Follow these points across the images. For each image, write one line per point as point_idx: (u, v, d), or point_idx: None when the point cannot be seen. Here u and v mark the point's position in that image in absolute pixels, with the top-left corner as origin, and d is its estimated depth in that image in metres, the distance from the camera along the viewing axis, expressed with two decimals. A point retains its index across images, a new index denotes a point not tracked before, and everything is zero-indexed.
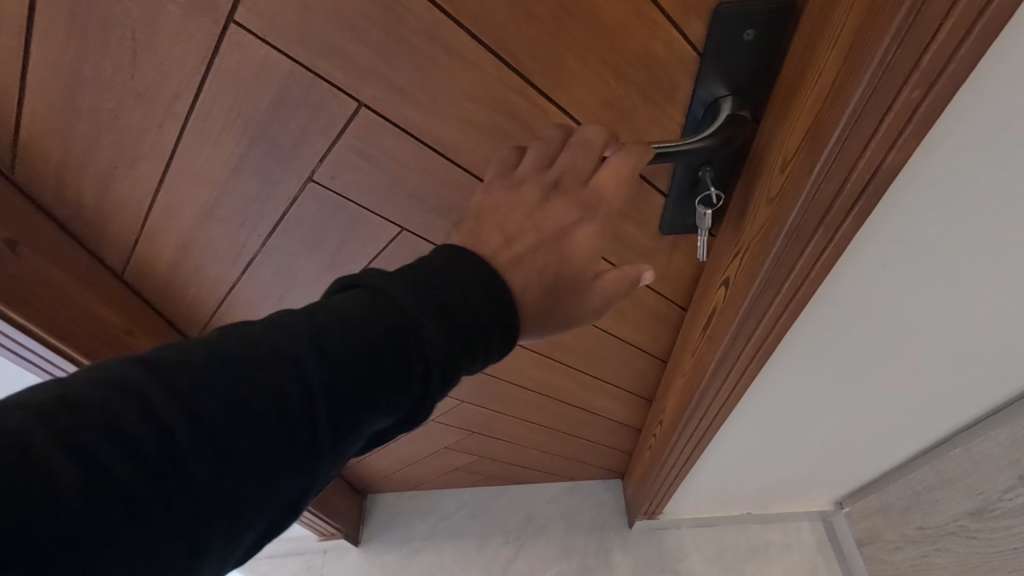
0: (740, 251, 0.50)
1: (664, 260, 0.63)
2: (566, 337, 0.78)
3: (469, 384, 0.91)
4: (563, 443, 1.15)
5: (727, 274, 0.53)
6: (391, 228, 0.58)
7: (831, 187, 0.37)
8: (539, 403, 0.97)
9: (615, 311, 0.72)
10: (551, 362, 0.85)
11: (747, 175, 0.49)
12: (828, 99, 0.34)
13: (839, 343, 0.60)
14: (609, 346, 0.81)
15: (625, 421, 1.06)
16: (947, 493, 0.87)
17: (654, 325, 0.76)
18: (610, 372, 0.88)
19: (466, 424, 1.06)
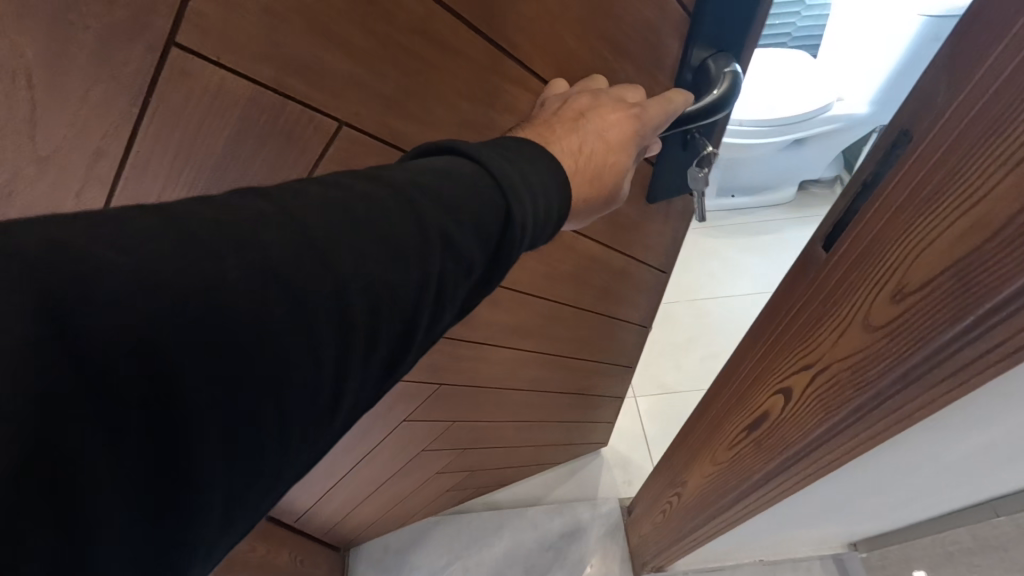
0: (810, 364, 0.39)
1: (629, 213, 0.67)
2: (545, 324, 0.80)
3: (461, 403, 0.90)
4: (550, 429, 1.17)
5: (796, 394, 0.41)
6: None
7: (988, 341, 0.26)
8: (527, 399, 1.00)
9: (589, 280, 0.76)
10: (533, 353, 0.86)
11: (818, 278, 0.38)
12: (999, 233, 0.24)
13: (905, 455, 0.49)
14: (585, 317, 0.85)
15: (603, 391, 1.14)
16: (987, 558, 0.79)
17: (619, 281, 0.81)
18: (586, 340, 0.92)
19: (458, 443, 1.04)
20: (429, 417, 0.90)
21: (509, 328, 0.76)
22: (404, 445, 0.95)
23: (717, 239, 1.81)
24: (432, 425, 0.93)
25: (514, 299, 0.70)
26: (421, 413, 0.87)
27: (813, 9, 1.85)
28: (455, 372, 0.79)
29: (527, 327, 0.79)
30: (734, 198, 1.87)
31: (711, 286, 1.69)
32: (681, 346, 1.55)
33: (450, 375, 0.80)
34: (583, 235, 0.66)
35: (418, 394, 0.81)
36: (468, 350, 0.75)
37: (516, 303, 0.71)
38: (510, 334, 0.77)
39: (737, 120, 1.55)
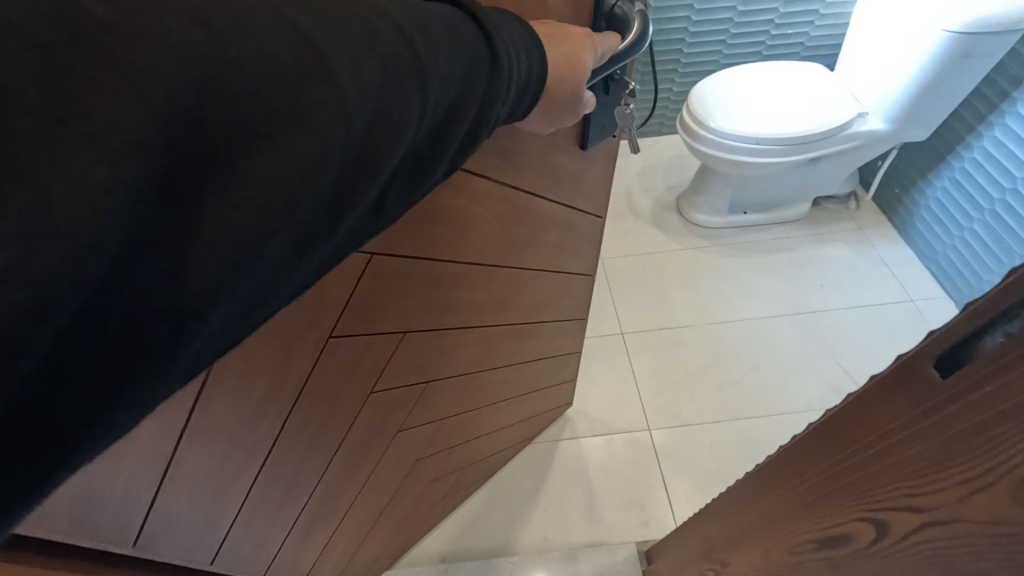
0: (921, 508, 0.34)
1: (556, 158, 0.75)
2: (513, 294, 0.86)
3: (449, 394, 0.91)
4: (524, 403, 1.20)
5: (894, 535, 0.36)
6: (361, 258, 0.55)
7: None
8: (505, 376, 1.03)
9: (535, 239, 0.83)
10: (504, 326, 0.90)
11: (930, 422, 0.32)
12: None
13: None
14: (540, 279, 0.90)
15: (567, 348, 1.20)
16: None
17: (559, 233, 0.88)
18: (545, 301, 0.97)
19: (449, 441, 1.04)
20: (420, 422, 0.89)
21: (478, 304, 0.79)
22: (399, 462, 0.92)
23: (730, 258, 1.76)
24: (422, 430, 0.92)
25: (479, 273, 0.75)
26: (414, 419, 0.87)
27: (826, 19, 1.81)
28: (436, 364, 0.81)
29: (497, 303, 0.83)
30: (746, 215, 1.81)
31: (725, 310, 1.63)
32: (697, 374, 1.49)
33: (433, 369, 0.82)
34: (533, 195, 0.75)
35: (407, 396, 0.81)
36: (445, 340, 0.79)
37: (480, 278, 0.76)
38: (480, 312, 0.81)
39: (754, 138, 1.48)
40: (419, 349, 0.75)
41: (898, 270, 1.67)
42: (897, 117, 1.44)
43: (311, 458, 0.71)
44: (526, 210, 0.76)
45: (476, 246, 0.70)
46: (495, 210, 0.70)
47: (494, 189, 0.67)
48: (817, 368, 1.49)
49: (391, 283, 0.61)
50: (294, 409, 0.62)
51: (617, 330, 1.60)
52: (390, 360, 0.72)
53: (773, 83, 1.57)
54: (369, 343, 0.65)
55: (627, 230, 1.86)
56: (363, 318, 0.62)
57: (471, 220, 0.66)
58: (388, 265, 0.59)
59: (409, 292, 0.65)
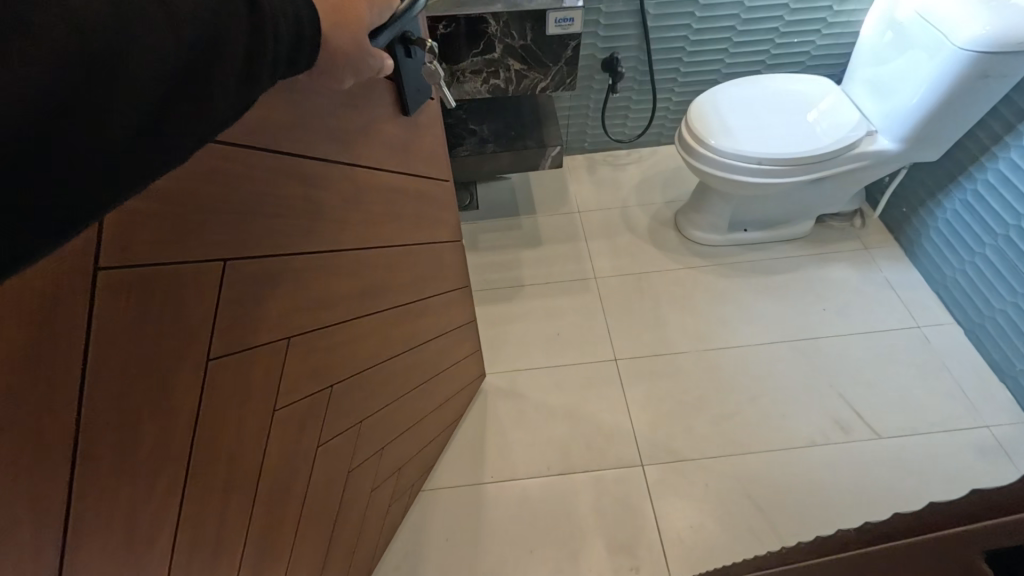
0: None
1: (389, 132, 0.77)
2: (392, 275, 0.87)
3: (359, 392, 0.87)
4: (434, 389, 1.18)
5: None
6: (214, 265, 0.52)
7: None
8: (409, 362, 1.02)
9: (394, 215, 0.83)
10: (386, 310, 0.88)
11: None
12: None
13: None
14: (405, 253, 0.89)
15: (460, 321, 1.23)
16: None
17: (413, 205, 0.89)
18: (420, 278, 0.97)
19: (375, 444, 1.00)
20: (337, 430, 0.85)
21: (351, 292, 0.76)
22: (326, 479, 0.88)
23: (731, 279, 1.69)
24: (343, 440, 0.88)
25: (346, 259, 0.73)
26: (329, 429, 0.82)
27: (834, 27, 1.72)
28: (334, 365, 0.78)
29: (377, 284, 0.83)
30: (746, 232, 1.74)
31: (723, 335, 1.56)
32: (694, 406, 1.42)
33: (333, 369, 0.78)
34: (378, 170, 0.76)
35: (317, 407, 0.77)
36: (334, 336, 0.75)
37: (346, 263, 0.73)
38: (361, 299, 0.80)
39: (756, 158, 1.40)
40: (309, 354, 0.71)
41: (905, 294, 1.61)
42: (908, 137, 1.36)
43: (234, 498, 0.65)
44: (374, 184, 0.75)
45: (335, 230, 0.69)
46: (344, 193, 0.69)
47: (333, 170, 0.66)
48: (819, 400, 1.42)
49: (256, 286, 0.58)
50: (194, 456, 0.56)
51: (610, 355, 1.53)
52: (284, 372, 0.67)
53: (776, 99, 1.49)
54: (254, 356, 0.61)
55: (623, 246, 1.79)
56: (236, 329, 0.57)
57: (321, 206, 0.65)
58: (241, 267, 0.55)
59: (276, 294, 0.62)
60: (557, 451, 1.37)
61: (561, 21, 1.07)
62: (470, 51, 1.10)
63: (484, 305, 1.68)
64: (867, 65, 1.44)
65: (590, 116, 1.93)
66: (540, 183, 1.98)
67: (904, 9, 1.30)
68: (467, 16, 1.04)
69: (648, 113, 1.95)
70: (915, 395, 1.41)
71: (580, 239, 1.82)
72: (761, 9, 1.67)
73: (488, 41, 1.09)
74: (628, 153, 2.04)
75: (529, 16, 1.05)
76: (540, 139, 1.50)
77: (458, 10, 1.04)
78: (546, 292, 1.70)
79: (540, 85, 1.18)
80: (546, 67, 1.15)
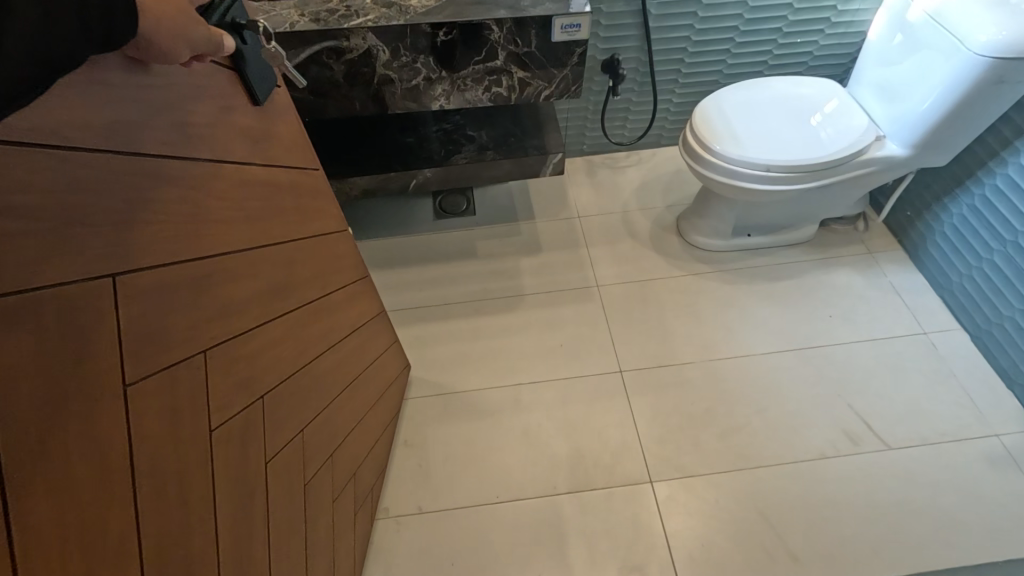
0: None
1: (249, 122, 0.72)
2: (294, 275, 0.83)
3: (292, 398, 0.82)
4: (364, 388, 1.13)
5: None
6: (105, 281, 0.47)
7: None
8: (333, 359, 0.97)
9: (278, 212, 0.78)
10: (296, 309, 0.83)
11: None
12: None
13: None
14: (297, 245, 0.84)
15: (373, 311, 1.19)
16: None
17: (294, 197, 0.84)
18: (322, 272, 0.93)
19: (323, 450, 0.96)
20: (279, 441, 0.79)
21: (254, 294, 0.71)
22: (286, 498, 0.82)
23: (735, 285, 1.66)
24: (290, 451, 0.83)
25: (240, 260, 0.68)
26: (273, 442, 0.77)
27: (837, 27, 1.69)
28: (261, 373, 0.72)
29: (281, 282, 0.79)
30: (750, 237, 1.71)
31: (729, 344, 1.53)
32: (700, 419, 1.40)
33: (260, 378, 0.72)
34: (252, 163, 0.71)
35: (254, 421, 0.71)
36: (249, 343, 0.70)
37: (240, 265, 0.68)
38: (268, 300, 0.75)
39: (763, 164, 1.36)
40: (231, 365, 0.66)
41: (911, 299, 1.59)
42: (916, 142, 1.33)
43: (197, 532, 0.60)
44: (248, 181, 0.70)
45: (221, 233, 0.64)
46: (224, 192, 0.64)
47: (203, 169, 0.61)
48: (826, 409, 1.40)
49: (156, 297, 0.53)
50: (139, 496, 0.51)
51: (615, 367, 1.50)
52: (209, 389, 0.62)
53: (782, 103, 1.46)
54: (173, 375, 0.55)
55: (624, 253, 1.75)
56: (146, 348, 0.52)
57: (203, 209, 0.60)
58: (135, 281, 0.50)
59: (178, 306, 0.56)
60: (562, 468, 1.34)
61: (567, 27, 1.02)
62: (470, 59, 1.05)
63: (443, 306, 1.65)
64: (875, 66, 1.40)
65: (590, 118, 1.89)
66: (538, 187, 1.93)
67: (913, 11, 1.27)
68: (468, 23, 0.99)
69: (648, 115, 1.91)
70: (926, 404, 1.40)
71: (582, 246, 1.78)
72: (764, 9, 1.63)
73: (490, 48, 1.03)
74: (628, 156, 2.00)
75: (534, 22, 1.00)
76: (541, 146, 1.45)
77: (457, 17, 0.99)
78: (547, 301, 1.65)
79: (543, 93, 1.13)
80: (550, 75, 1.10)
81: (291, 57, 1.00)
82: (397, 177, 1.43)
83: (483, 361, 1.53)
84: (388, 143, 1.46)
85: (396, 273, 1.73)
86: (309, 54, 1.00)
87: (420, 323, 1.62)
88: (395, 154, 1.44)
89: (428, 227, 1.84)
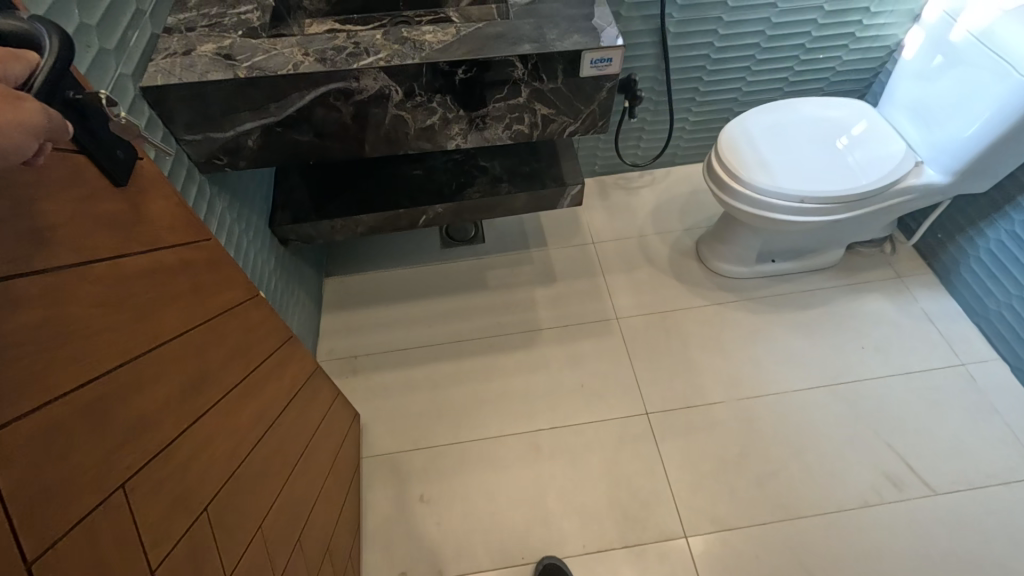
0: None
1: (154, 198, 0.59)
2: (225, 358, 0.70)
3: (240, 496, 0.68)
4: (314, 460, 1.00)
5: None
6: None
7: None
8: (276, 434, 0.84)
9: (198, 289, 0.66)
10: (225, 397, 0.69)
11: None
12: None
13: None
14: (219, 324, 0.70)
15: (311, 367, 1.06)
16: None
17: (211, 270, 0.70)
18: (252, 341, 0.79)
19: (289, 536, 0.83)
20: (239, 549, 0.66)
21: (173, 397, 0.57)
22: None
23: (761, 315, 1.58)
24: (254, 554, 0.70)
25: (155, 361, 0.55)
26: (231, 553, 0.64)
27: (860, 43, 1.62)
28: (199, 483, 0.59)
29: (210, 369, 0.66)
30: (774, 263, 1.64)
31: (758, 382, 1.45)
32: (735, 465, 1.32)
33: (198, 490, 0.59)
34: (158, 248, 0.59)
35: (203, 539, 0.58)
36: (180, 453, 0.57)
37: (157, 369, 0.55)
38: (194, 393, 0.61)
39: (798, 196, 1.28)
40: (162, 486, 0.53)
41: (945, 327, 1.52)
42: (958, 170, 1.26)
43: None
44: (162, 268, 0.59)
45: (128, 341, 0.51)
46: (125, 292, 0.52)
47: (100, 269, 0.49)
48: (867, 451, 1.33)
49: (50, 442, 0.40)
50: None
51: (640, 409, 1.41)
52: (140, 526, 0.49)
53: (812, 129, 1.38)
54: (91, 529, 0.43)
55: (644, 283, 1.67)
56: (46, 506, 0.39)
57: (98, 322, 0.48)
58: (10, 438, 0.37)
59: (82, 444, 0.44)
60: (590, 524, 1.26)
61: (597, 62, 0.93)
62: (489, 96, 0.96)
63: (446, 346, 1.56)
64: (909, 87, 1.33)
65: (602, 141, 1.80)
66: (550, 211, 1.85)
67: (956, 31, 1.21)
68: (490, 60, 0.90)
69: (663, 136, 1.83)
70: (970, 443, 1.33)
71: (598, 274, 1.69)
72: (786, 26, 1.55)
73: (512, 85, 0.94)
74: (641, 177, 1.92)
75: (562, 58, 0.91)
76: (558, 177, 1.36)
77: (476, 53, 0.89)
78: (563, 337, 1.56)
79: (568, 129, 1.04)
80: (576, 110, 1.01)
81: (293, 100, 0.90)
82: (404, 214, 1.33)
83: (499, 405, 1.44)
84: (393, 176, 1.37)
85: (403, 308, 1.64)
86: (313, 97, 0.90)
87: (430, 363, 1.53)
88: (401, 190, 1.35)
89: (435, 256, 1.75)
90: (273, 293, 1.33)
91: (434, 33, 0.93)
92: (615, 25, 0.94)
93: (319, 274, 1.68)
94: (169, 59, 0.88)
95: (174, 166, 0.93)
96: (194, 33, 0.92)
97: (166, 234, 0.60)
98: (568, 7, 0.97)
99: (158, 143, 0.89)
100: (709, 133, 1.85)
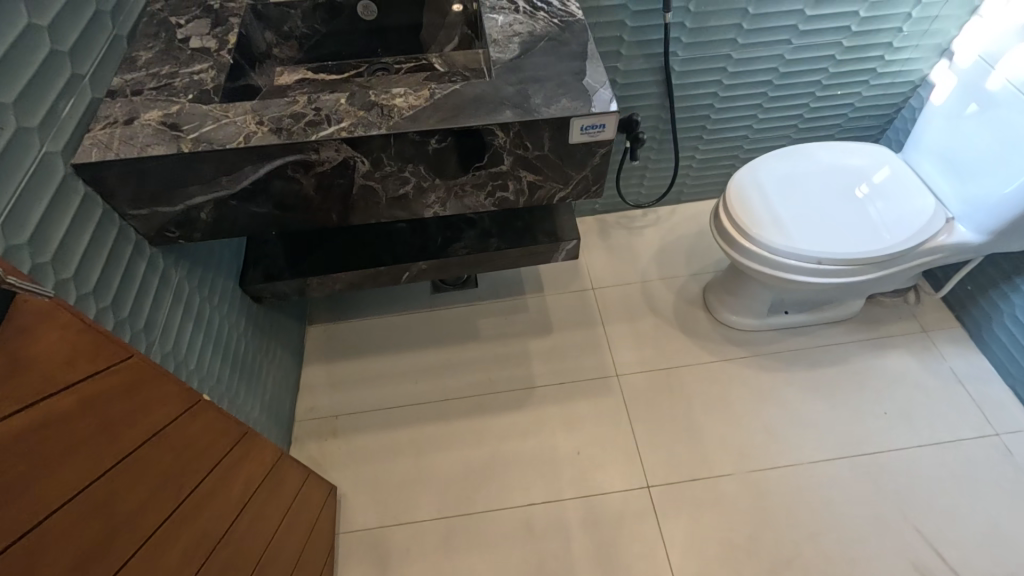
0: None
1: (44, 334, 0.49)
2: (144, 500, 0.60)
3: None
4: (274, 565, 0.90)
5: None
6: None
7: None
8: (219, 561, 0.73)
9: (108, 427, 0.56)
10: (144, 546, 0.59)
11: None
12: None
13: None
14: (138, 461, 0.59)
15: (274, 457, 0.96)
16: None
17: (130, 396, 0.60)
18: (189, 462, 0.69)
19: None
20: None
21: None
22: None
23: (774, 373, 1.46)
24: None
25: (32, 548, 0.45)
26: None
27: (882, 79, 1.50)
28: None
29: (121, 523, 0.55)
30: (787, 314, 1.52)
31: (771, 451, 1.33)
32: (745, 550, 1.20)
33: None
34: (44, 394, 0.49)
35: None
36: None
37: (34, 558, 0.45)
38: (93, 565, 0.51)
39: (815, 257, 1.16)
40: None
41: (978, 390, 1.39)
42: (995, 229, 1.13)
43: None
44: (49, 420, 0.49)
45: None
46: None
47: None
48: (891, 535, 1.20)
49: None
50: None
51: (640, 481, 1.30)
52: None
53: (830, 178, 1.26)
54: None
55: (647, 335, 1.55)
56: None
57: None
58: None
59: None
60: None
61: (589, 128, 0.83)
62: (467, 164, 0.86)
63: (433, 404, 1.45)
64: (939, 134, 1.21)
65: None
66: None
67: (992, 77, 1.09)
68: (466, 129, 0.79)
69: (668, 174, 1.72)
70: (1008, 528, 1.20)
71: (598, 324, 1.58)
72: (802, 62, 1.44)
73: (494, 153, 0.84)
74: (644, 216, 1.81)
75: (548, 125, 0.81)
76: (552, 231, 1.26)
77: (451, 121, 0.79)
78: (559, 396, 1.45)
79: (558, 195, 0.94)
80: (566, 176, 0.90)
81: (247, 173, 0.81)
82: (384, 272, 1.23)
83: (487, 474, 1.33)
84: (374, 230, 1.27)
85: (388, 361, 1.54)
86: (269, 169, 0.81)
87: (416, 424, 1.42)
88: (382, 246, 1.25)
89: (424, 304, 1.65)
90: (245, 356, 1.24)
91: (404, 96, 0.83)
92: (609, 86, 0.83)
93: (301, 323, 1.58)
94: (108, 129, 0.79)
95: (118, 243, 0.84)
96: (140, 97, 0.83)
97: (60, 373, 0.51)
98: (558, 64, 0.87)
99: (96, 222, 0.79)
100: (718, 170, 1.73)
